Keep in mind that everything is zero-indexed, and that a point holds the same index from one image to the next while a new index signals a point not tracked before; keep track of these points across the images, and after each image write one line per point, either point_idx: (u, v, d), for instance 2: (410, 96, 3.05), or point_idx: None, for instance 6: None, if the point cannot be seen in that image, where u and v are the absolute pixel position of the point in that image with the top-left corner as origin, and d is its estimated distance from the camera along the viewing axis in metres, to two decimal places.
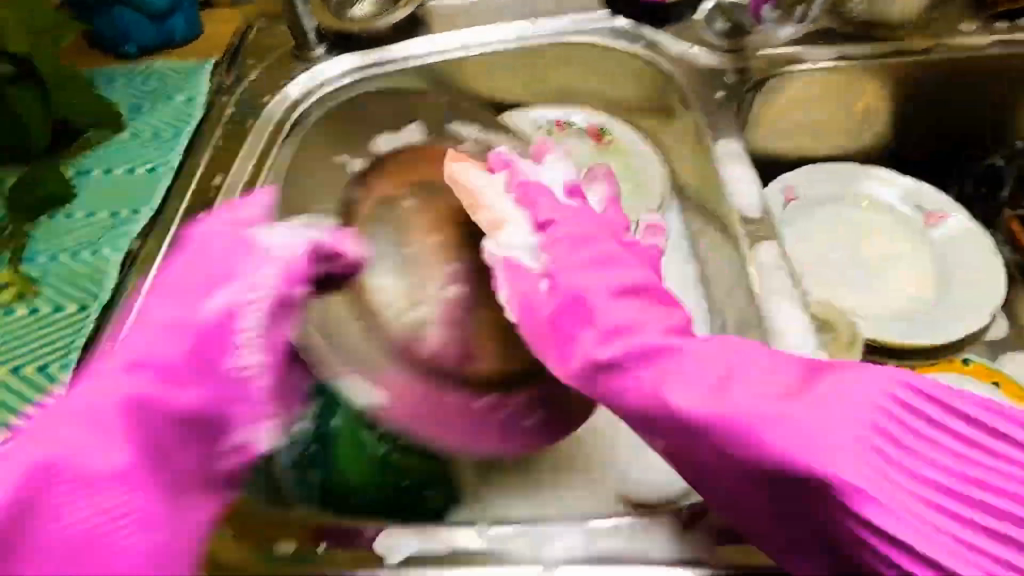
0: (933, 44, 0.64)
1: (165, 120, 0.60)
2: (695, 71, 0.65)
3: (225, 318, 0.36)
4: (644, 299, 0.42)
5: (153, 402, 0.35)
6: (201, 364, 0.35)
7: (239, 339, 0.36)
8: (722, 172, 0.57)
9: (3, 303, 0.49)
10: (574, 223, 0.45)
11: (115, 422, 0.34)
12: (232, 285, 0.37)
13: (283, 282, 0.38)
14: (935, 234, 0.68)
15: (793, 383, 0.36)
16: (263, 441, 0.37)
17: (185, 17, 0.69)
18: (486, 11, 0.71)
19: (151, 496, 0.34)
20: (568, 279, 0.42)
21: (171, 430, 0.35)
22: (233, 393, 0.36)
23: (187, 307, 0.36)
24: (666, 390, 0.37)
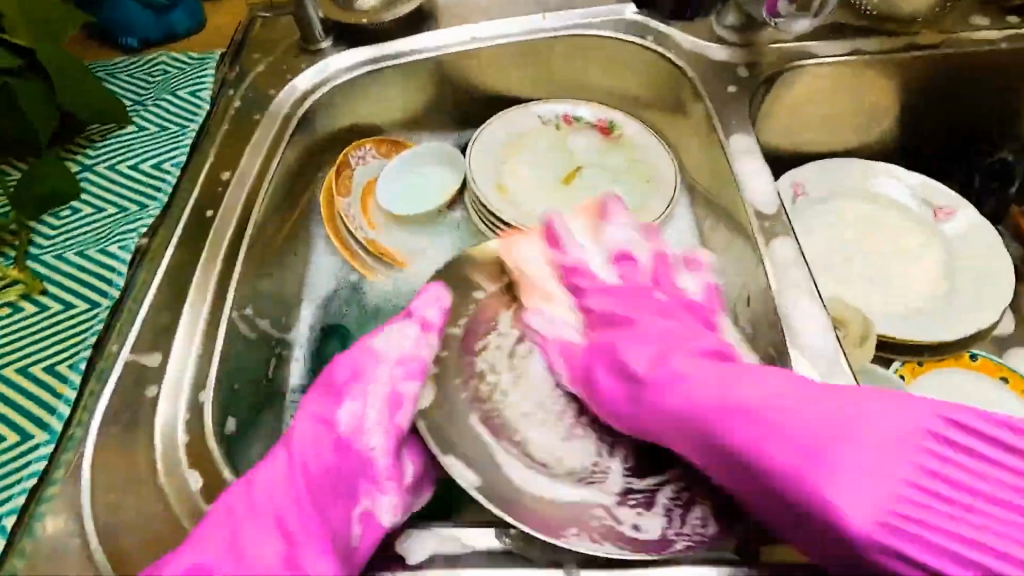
0: (944, 38, 0.64)
1: (169, 114, 0.60)
2: (707, 65, 0.64)
3: (352, 396, 0.42)
4: (659, 339, 0.45)
5: (297, 483, 0.38)
6: (324, 447, 0.40)
7: (374, 417, 0.41)
8: (735, 167, 0.56)
9: (8, 301, 0.48)
10: (613, 297, 0.49)
11: (255, 505, 0.37)
12: (378, 370, 0.43)
13: (410, 365, 0.45)
14: (945, 229, 0.68)
15: (869, 396, 0.34)
16: (391, 514, 0.39)
17: (187, 11, 0.68)
18: (496, 3, 0.70)
19: (324, 555, 0.36)
20: (616, 338, 0.46)
21: (316, 506, 0.38)
22: (366, 469, 0.40)
23: (332, 404, 0.42)
24: (732, 397, 0.37)
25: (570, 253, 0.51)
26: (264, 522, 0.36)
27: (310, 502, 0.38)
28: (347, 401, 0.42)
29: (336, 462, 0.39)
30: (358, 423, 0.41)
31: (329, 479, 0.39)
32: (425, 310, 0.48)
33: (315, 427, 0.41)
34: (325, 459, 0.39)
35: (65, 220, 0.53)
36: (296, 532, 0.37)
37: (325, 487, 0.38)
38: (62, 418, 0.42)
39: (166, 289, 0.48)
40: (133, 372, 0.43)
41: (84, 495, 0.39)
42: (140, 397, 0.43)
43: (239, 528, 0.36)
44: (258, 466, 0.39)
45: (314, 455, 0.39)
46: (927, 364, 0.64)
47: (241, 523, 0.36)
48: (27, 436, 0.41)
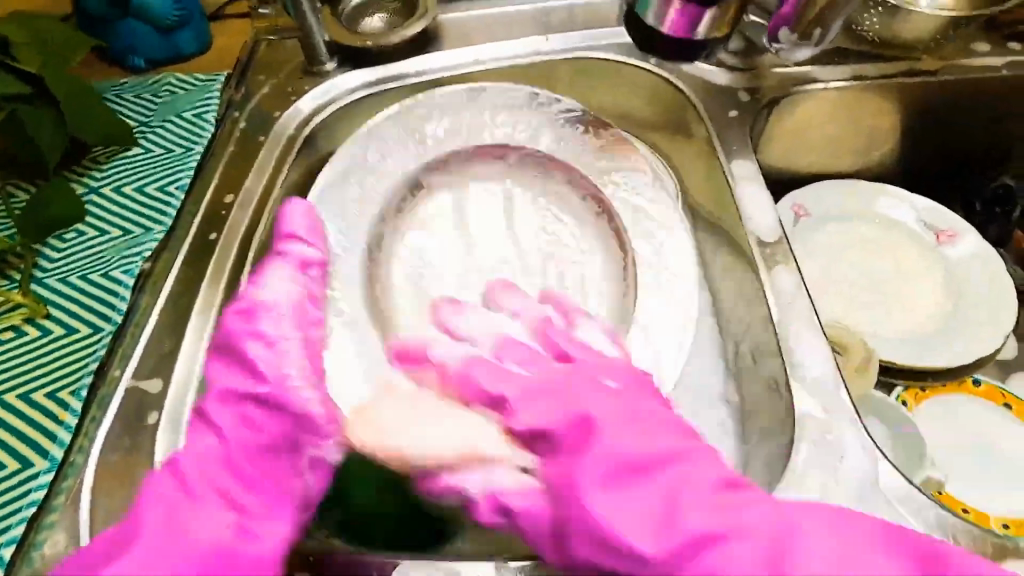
0: (945, 64, 0.65)
1: (174, 137, 0.60)
2: (710, 88, 0.64)
3: (259, 354, 0.43)
4: (666, 475, 0.37)
5: (231, 460, 0.41)
6: (252, 418, 0.42)
7: (293, 366, 0.43)
8: (736, 191, 0.56)
9: (12, 324, 0.49)
10: (542, 400, 0.42)
11: (192, 487, 0.39)
12: (263, 321, 0.44)
13: (302, 317, 0.46)
14: (948, 253, 0.68)
15: (831, 530, 0.33)
16: (334, 451, 0.42)
17: (194, 32, 0.69)
18: (500, 26, 0.70)
19: (278, 518, 0.40)
20: (570, 466, 0.38)
21: (251, 464, 0.41)
22: (300, 419, 0.42)
23: (237, 367, 0.43)
24: (681, 520, 0.35)
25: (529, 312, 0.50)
26: (201, 499, 0.39)
27: (250, 468, 0.41)
28: (252, 348, 0.43)
29: (265, 418, 0.42)
30: (274, 370, 0.43)
31: (255, 440, 0.41)
32: (304, 237, 0.50)
33: (236, 404, 0.42)
34: (247, 421, 0.42)
35: (70, 243, 0.54)
36: (243, 501, 0.40)
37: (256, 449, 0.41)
38: (63, 446, 0.42)
39: (169, 314, 0.48)
40: (134, 399, 0.44)
41: (84, 522, 0.39)
42: (142, 423, 0.43)
43: (177, 511, 0.38)
44: (183, 448, 0.41)
45: (242, 419, 0.42)
46: (929, 389, 0.64)
47: (175, 510, 0.38)
48: (30, 465, 0.42)
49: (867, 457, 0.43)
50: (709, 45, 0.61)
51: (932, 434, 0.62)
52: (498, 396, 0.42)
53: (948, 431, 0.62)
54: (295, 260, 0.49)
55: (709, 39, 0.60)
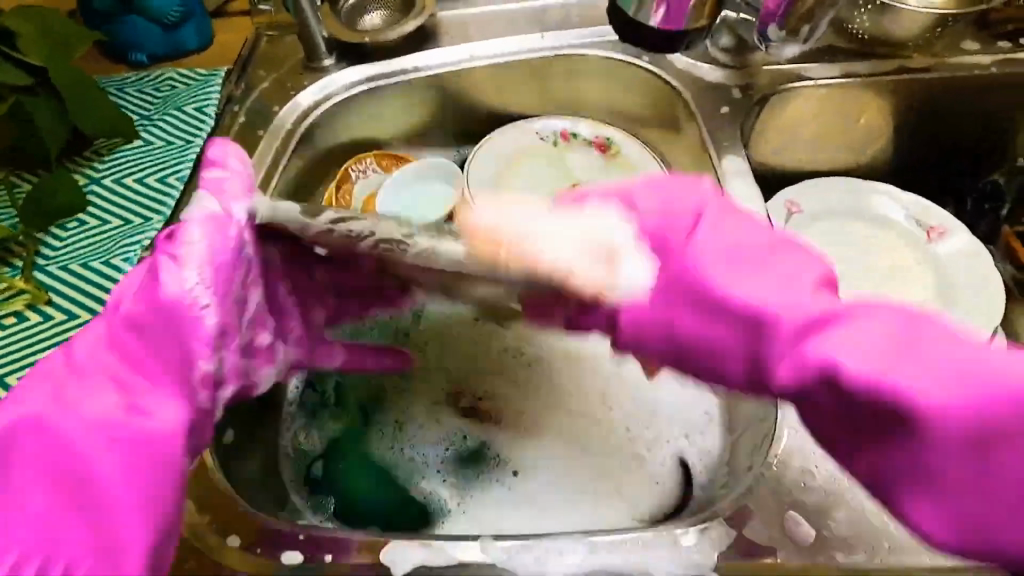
0: (936, 62, 0.65)
1: (175, 129, 0.62)
2: (703, 84, 0.65)
3: (160, 246, 0.38)
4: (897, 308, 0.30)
5: (116, 342, 0.38)
6: (140, 294, 0.38)
7: (180, 277, 0.37)
8: (725, 186, 0.58)
9: (14, 310, 0.50)
10: (719, 237, 0.35)
11: (79, 364, 0.38)
12: (178, 242, 0.38)
13: (213, 239, 0.38)
14: (937, 249, 0.68)
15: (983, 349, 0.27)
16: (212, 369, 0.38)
17: (196, 28, 0.70)
18: (497, 23, 0.71)
19: (169, 398, 0.37)
20: (768, 278, 0.32)
21: (144, 350, 0.37)
22: (183, 316, 0.37)
23: (141, 274, 0.39)
24: (773, 317, 0.31)
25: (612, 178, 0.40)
26: (91, 379, 0.37)
27: (134, 348, 0.37)
28: (172, 260, 0.37)
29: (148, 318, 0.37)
30: (160, 288, 0.37)
31: (148, 330, 0.37)
32: (225, 163, 0.43)
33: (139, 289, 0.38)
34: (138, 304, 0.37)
35: (72, 231, 0.55)
36: (130, 382, 0.37)
37: (148, 334, 0.37)
38: None
39: None
40: None
41: None
42: None
43: (67, 382, 0.37)
44: (80, 336, 0.39)
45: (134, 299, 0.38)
46: None
47: (65, 386, 0.37)
48: None
49: None
50: (690, 35, 0.62)
51: None
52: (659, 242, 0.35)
53: None
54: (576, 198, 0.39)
55: (691, 29, 0.61)
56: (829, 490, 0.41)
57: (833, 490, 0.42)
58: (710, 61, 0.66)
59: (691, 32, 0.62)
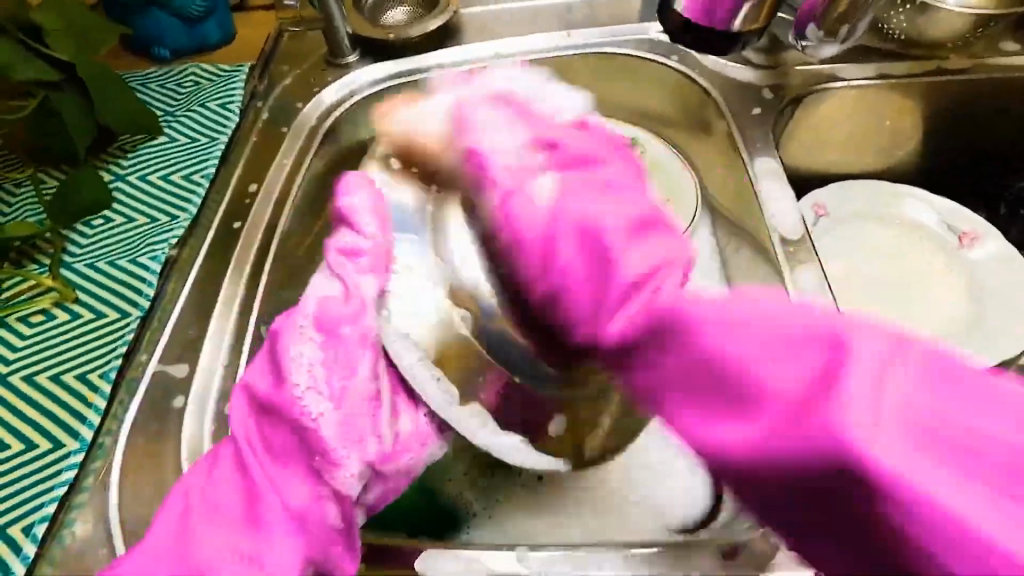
0: (973, 63, 0.64)
1: (198, 126, 0.61)
2: (733, 84, 0.64)
3: (281, 358, 0.39)
4: (765, 326, 0.28)
5: (242, 466, 0.38)
6: (268, 426, 0.39)
7: (305, 375, 0.38)
8: (758, 187, 0.56)
9: (42, 307, 0.50)
10: (561, 209, 0.36)
11: (207, 495, 0.37)
12: (300, 357, 0.39)
13: (332, 314, 0.40)
14: (968, 255, 0.67)
15: (777, 339, 0.28)
16: (352, 481, 0.37)
17: (218, 23, 0.70)
18: (522, 21, 0.70)
19: (288, 540, 0.36)
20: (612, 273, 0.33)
21: (270, 483, 0.37)
22: (313, 444, 0.37)
23: (270, 373, 0.40)
24: (580, 319, 0.34)
25: (547, 117, 0.47)
26: (218, 509, 0.37)
27: (258, 479, 0.37)
28: (296, 374, 0.38)
29: (290, 439, 0.38)
30: (286, 381, 0.38)
31: (278, 459, 0.38)
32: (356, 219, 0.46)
33: (263, 413, 0.39)
34: (270, 428, 0.38)
35: (97, 229, 0.55)
36: (251, 517, 0.36)
37: (277, 464, 0.38)
38: (92, 428, 0.43)
39: (195, 301, 0.48)
40: (160, 382, 0.44)
41: (113, 502, 0.39)
42: (168, 407, 0.43)
43: (192, 517, 0.36)
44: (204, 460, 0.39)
45: (270, 428, 0.38)
46: None
47: (191, 512, 0.37)
48: (57, 445, 0.43)
49: None
50: (745, 37, 0.59)
51: None
52: (528, 231, 0.38)
53: None
54: (509, 171, 0.41)
55: (745, 31, 0.58)
56: None
57: None
58: (741, 60, 0.65)
59: (748, 35, 0.59)
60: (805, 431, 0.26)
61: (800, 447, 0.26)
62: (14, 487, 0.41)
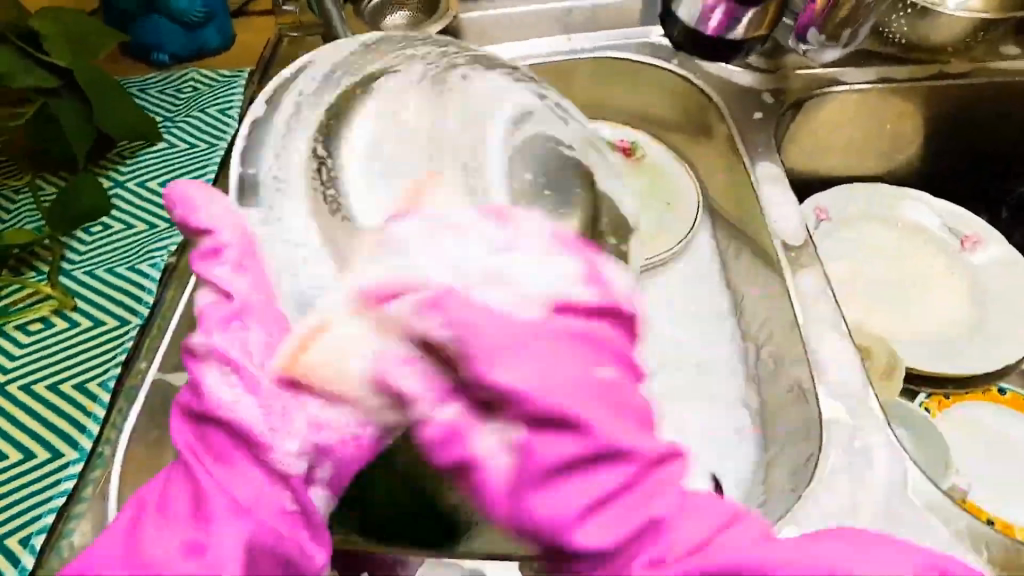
0: (974, 67, 0.64)
1: (198, 131, 0.61)
2: (733, 89, 0.64)
3: (200, 369, 0.30)
4: (729, 539, 0.27)
5: (193, 466, 0.30)
6: (211, 427, 0.30)
7: (225, 386, 0.30)
8: (760, 192, 0.56)
9: (41, 315, 0.50)
10: (536, 377, 0.25)
11: (162, 501, 0.30)
12: (207, 373, 0.30)
13: (234, 313, 0.30)
14: (970, 259, 0.67)
15: (744, 555, 0.26)
16: (295, 460, 0.29)
17: (218, 29, 0.69)
18: (523, 25, 0.70)
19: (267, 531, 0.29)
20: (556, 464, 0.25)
21: (232, 477, 0.30)
22: (262, 450, 0.29)
23: (190, 397, 0.31)
24: (531, 508, 0.25)
25: (490, 213, 0.31)
26: (174, 514, 0.29)
27: (217, 474, 0.30)
28: (205, 381, 0.30)
29: (222, 434, 0.30)
30: (208, 398, 0.30)
31: (232, 460, 0.30)
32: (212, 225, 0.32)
33: (197, 424, 0.31)
34: (212, 430, 0.30)
35: (96, 236, 0.54)
36: (215, 512, 0.29)
37: (232, 459, 0.30)
38: (92, 437, 0.42)
39: (194, 309, 0.48)
40: (159, 390, 0.44)
41: (112, 513, 0.39)
42: (168, 416, 0.43)
43: (144, 523, 0.29)
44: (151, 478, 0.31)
45: (212, 432, 0.30)
46: (953, 397, 0.62)
47: (138, 533, 0.29)
48: (57, 455, 0.42)
49: (899, 467, 0.41)
50: (748, 43, 0.62)
51: (960, 446, 0.60)
52: (466, 421, 0.26)
53: (976, 438, 0.60)
54: (426, 311, 0.26)
55: (748, 38, 0.61)
56: (882, 510, 0.39)
57: (886, 511, 0.39)
58: (742, 64, 0.65)
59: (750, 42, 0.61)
60: None
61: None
62: (15, 496, 0.41)
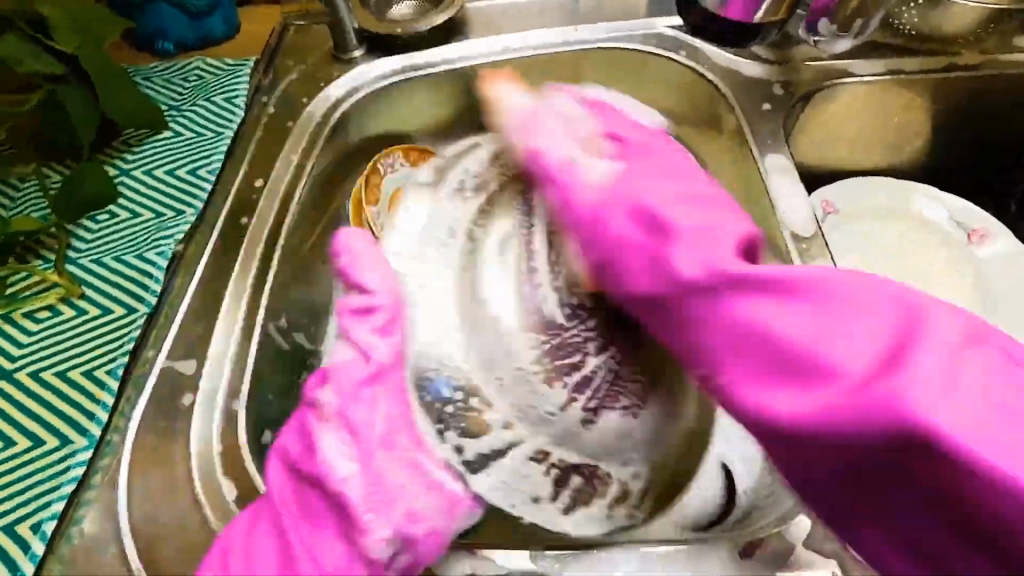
0: (986, 59, 0.63)
1: (203, 120, 0.60)
2: (742, 81, 0.63)
3: (311, 428, 0.38)
4: (805, 293, 0.28)
5: (283, 523, 0.36)
6: (310, 488, 0.37)
7: (337, 444, 0.38)
8: (769, 183, 0.56)
9: (48, 303, 0.50)
10: (603, 191, 0.37)
11: (247, 552, 0.35)
12: (325, 435, 0.38)
13: (362, 375, 0.40)
14: (978, 252, 0.66)
15: (830, 327, 0.26)
16: (382, 544, 0.35)
17: (223, 17, 0.69)
18: (530, 15, 0.69)
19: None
20: (659, 259, 0.33)
21: (316, 533, 0.36)
22: (359, 504, 0.36)
23: (299, 449, 0.38)
24: (691, 337, 0.31)
25: (580, 127, 0.43)
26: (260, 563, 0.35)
27: (308, 528, 0.36)
28: (323, 441, 0.37)
29: (324, 499, 0.37)
30: (319, 450, 0.37)
31: (323, 516, 0.36)
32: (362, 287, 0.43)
33: (297, 480, 0.38)
34: (308, 489, 0.37)
35: (102, 224, 0.54)
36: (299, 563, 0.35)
37: (322, 516, 0.36)
38: (100, 425, 0.42)
39: (202, 297, 0.47)
40: (168, 379, 0.43)
41: (121, 500, 0.39)
42: (176, 404, 0.43)
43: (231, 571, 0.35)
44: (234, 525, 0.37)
45: (309, 490, 0.37)
46: None
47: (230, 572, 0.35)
48: (65, 442, 0.42)
49: None
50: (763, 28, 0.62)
51: None
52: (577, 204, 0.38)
53: None
54: (559, 165, 0.40)
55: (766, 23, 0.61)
56: None
57: None
58: (750, 55, 0.64)
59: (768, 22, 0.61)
60: (870, 396, 0.24)
61: (864, 414, 0.24)
62: (24, 483, 0.41)
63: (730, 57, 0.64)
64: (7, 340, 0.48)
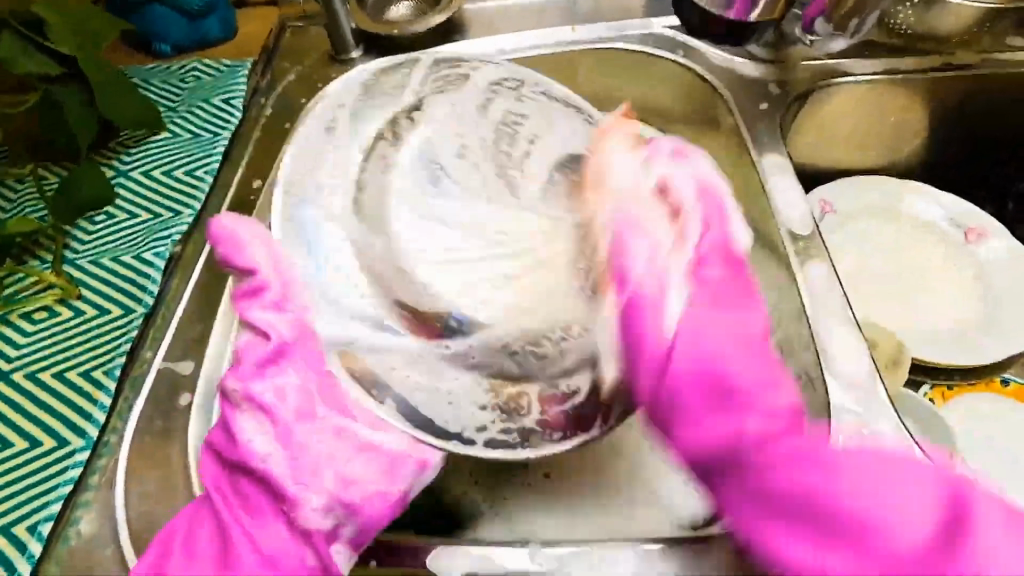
0: (980, 59, 0.64)
1: (201, 122, 0.60)
2: (739, 81, 0.63)
3: (230, 414, 0.36)
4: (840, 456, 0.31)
5: (218, 508, 0.36)
6: (240, 476, 0.36)
7: (256, 433, 0.35)
8: (767, 181, 0.56)
9: (45, 304, 0.50)
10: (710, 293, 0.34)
11: (186, 542, 0.35)
12: (242, 419, 0.35)
13: (273, 357, 0.36)
14: (975, 251, 0.66)
15: (878, 471, 0.30)
16: (319, 515, 0.34)
17: (220, 19, 0.69)
18: (528, 16, 0.69)
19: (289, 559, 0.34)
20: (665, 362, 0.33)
21: (252, 514, 0.35)
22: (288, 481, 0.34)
23: (225, 438, 0.36)
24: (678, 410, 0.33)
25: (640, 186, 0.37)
26: (196, 556, 0.35)
27: (244, 512, 0.35)
28: (240, 425, 0.35)
29: (255, 484, 0.35)
30: (241, 436, 0.35)
31: (254, 499, 0.35)
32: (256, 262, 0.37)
33: (230, 471, 0.36)
34: (234, 474, 0.36)
35: (100, 225, 0.54)
36: (237, 547, 0.34)
37: (252, 500, 0.35)
38: (98, 425, 0.42)
39: (199, 297, 0.47)
40: (166, 379, 0.43)
41: (118, 501, 0.39)
42: (174, 404, 0.42)
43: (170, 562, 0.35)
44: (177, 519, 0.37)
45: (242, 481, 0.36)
46: (957, 388, 0.62)
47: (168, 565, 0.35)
48: (62, 443, 0.42)
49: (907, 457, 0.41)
50: (759, 27, 0.64)
51: (967, 437, 0.60)
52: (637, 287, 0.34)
53: (980, 430, 0.60)
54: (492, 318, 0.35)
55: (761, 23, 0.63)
56: None
57: None
58: (745, 56, 0.64)
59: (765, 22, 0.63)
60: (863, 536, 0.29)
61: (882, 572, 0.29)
62: (21, 484, 0.41)
63: (726, 56, 0.65)
64: (4, 341, 0.48)
